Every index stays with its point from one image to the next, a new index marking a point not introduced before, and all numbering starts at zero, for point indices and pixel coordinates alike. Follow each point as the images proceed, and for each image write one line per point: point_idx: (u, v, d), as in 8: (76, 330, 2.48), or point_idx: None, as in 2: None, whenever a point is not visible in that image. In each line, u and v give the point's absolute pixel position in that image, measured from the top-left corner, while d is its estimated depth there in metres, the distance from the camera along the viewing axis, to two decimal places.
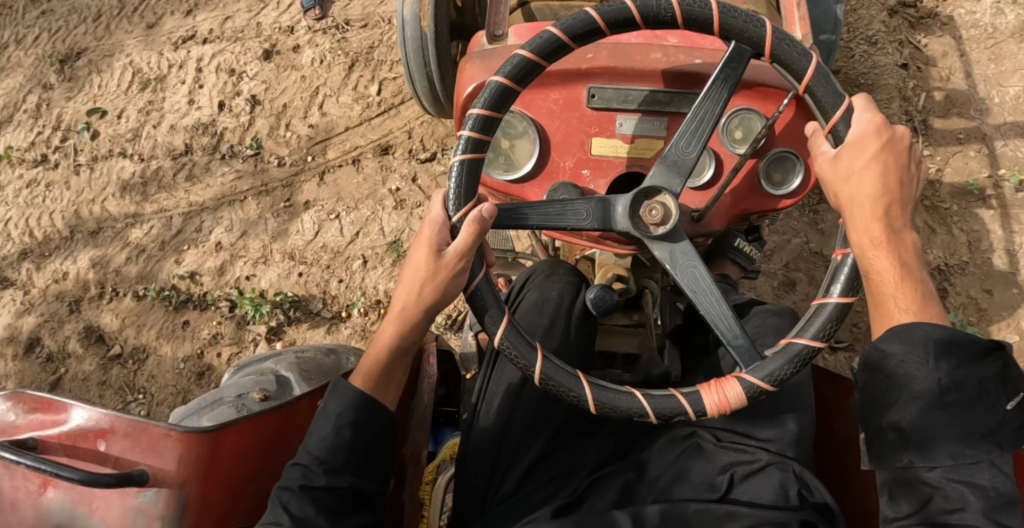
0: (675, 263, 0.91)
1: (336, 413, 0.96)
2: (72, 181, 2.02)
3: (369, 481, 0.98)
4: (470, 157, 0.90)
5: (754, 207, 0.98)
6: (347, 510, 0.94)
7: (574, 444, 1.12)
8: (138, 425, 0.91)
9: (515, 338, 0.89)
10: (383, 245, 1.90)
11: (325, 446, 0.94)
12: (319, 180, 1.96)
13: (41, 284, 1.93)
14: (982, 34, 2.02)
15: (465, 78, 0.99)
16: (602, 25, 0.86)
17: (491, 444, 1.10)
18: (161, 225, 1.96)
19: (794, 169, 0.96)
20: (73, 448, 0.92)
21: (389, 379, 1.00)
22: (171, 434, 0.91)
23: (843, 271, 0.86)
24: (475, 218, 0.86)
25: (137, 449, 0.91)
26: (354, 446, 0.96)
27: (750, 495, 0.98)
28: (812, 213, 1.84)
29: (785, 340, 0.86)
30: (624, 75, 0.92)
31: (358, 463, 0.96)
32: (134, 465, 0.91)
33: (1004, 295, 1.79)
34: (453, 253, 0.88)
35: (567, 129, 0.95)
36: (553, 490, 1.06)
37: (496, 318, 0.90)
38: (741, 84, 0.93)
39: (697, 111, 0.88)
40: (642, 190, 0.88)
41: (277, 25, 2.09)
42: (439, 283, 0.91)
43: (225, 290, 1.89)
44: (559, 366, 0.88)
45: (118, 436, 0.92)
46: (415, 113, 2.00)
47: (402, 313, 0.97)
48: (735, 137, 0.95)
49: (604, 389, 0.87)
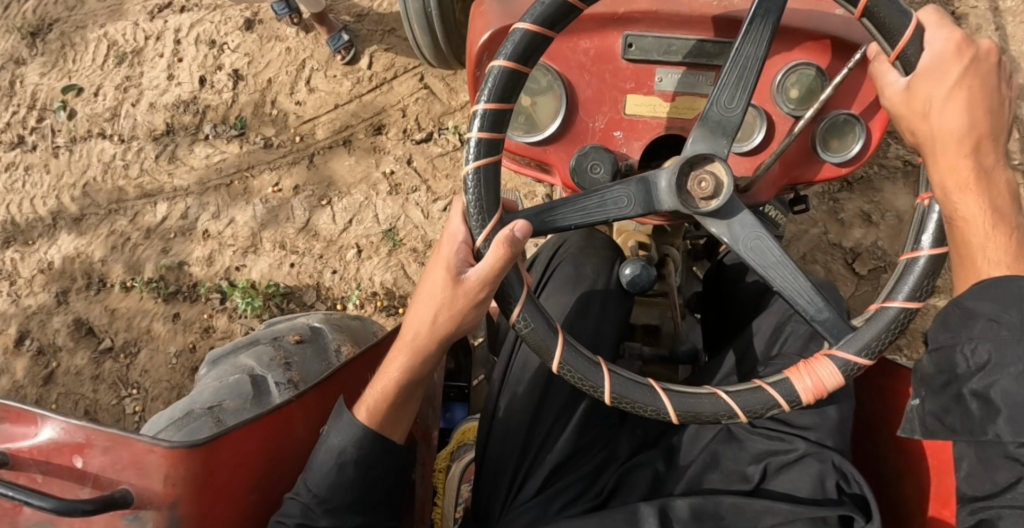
0: (735, 237, 0.82)
1: (340, 449, 0.88)
2: (51, 164, 1.90)
3: (373, 515, 0.92)
4: (490, 162, 0.79)
5: (805, 175, 0.89)
6: None
7: (604, 436, 1.02)
8: (118, 440, 0.81)
9: (575, 358, 0.79)
10: (378, 233, 1.79)
11: (326, 483, 0.87)
12: (308, 163, 1.84)
13: (27, 274, 1.82)
14: (1018, 6, 1.89)
15: (479, 25, 0.88)
16: None
17: (518, 441, 0.99)
18: (147, 212, 1.84)
19: (853, 134, 0.86)
20: (47, 464, 0.83)
21: (398, 413, 0.92)
22: (156, 449, 0.80)
23: (932, 218, 0.79)
24: (503, 240, 0.75)
25: (119, 465, 0.81)
26: (363, 482, 0.89)
27: (787, 487, 0.88)
28: (831, 201, 1.66)
29: (876, 305, 0.79)
30: (668, 21, 0.80)
31: (365, 497, 0.90)
32: (116, 485, 0.81)
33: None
34: (477, 280, 0.77)
35: (599, 85, 0.85)
36: (583, 488, 0.97)
37: (552, 334, 0.79)
38: (801, 34, 0.82)
39: (734, 54, 0.77)
40: (686, 159, 0.77)
41: None
42: (457, 311, 0.82)
43: (215, 281, 1.78)
44: (628, 379, 0.78)
45: (96, 451, 0.82)
46: (409, 89, 1.87)
47: (412, 342, 0.87)
48: (790, 96, 0.84)
49: (687, 396, 0.78)
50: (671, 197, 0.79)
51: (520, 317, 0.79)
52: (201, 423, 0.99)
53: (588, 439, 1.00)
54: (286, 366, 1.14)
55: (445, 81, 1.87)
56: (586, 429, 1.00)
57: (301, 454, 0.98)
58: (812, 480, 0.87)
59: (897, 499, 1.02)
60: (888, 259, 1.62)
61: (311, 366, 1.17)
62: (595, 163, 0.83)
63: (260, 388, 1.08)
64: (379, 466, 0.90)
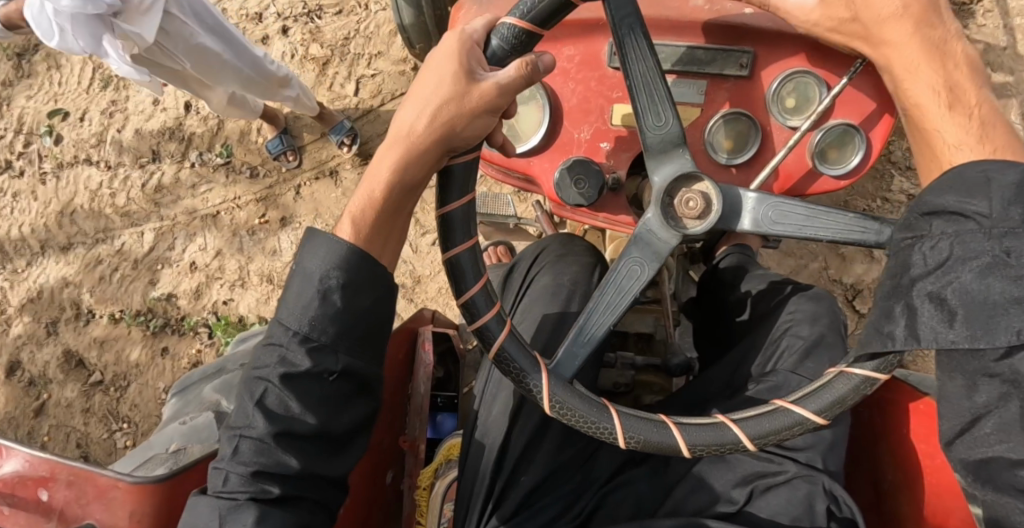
0: (759, 223, 0.74)
1: (319, 276, 0.71)
2: (39, 191, 1.86)
3: (370, 362, 0.75)
4: (508, 328, 0.74)
5: (803, 189, 0.83)
6: (342, 402, 0.73)
7: (587, 452, 0.93)
8: (82, 473, 0.75)
9: (696, 434, 0.71)
10: None
11: (308, 318, 0.71)
12: (295, 193, 1.80)
13: (17, 303, 1.80)
14: None
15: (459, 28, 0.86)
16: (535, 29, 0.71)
17: (492, 464, 0.91)
18: (134, 241, 1.81)
19: (853, 145, 0.81)
20: (14, 498, 0.77)
21: (383, 233, 0.75)
22: (119, 484, 0.73)
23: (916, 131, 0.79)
24: (528, 61, 0.69)
25: (82, 500, 0.74)
26: (362, 319, 0.72)
27: (773, 510, 0.82)
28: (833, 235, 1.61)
29: None
30: (653, 26, 0.79)
31: (355, 339, 0.72)
32: (80, 520, 0.73)
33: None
34: (495, 85, 0.70)
35: (584, 92, 0.82)
36: (563, 508, 0.89)
37: (665, 430, 0.71)
38: (799, 41, 0.79)
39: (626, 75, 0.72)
40: (660, 193, 0.74)
41: (244, 11, 1.90)
42: (467, 113, 0.70)
43: (202, 315, 1.75)
44: (756, 419, 0.71)
45: (61, 485, 0.75)
46: None
47: (409, 143, 0.72)
48: (786, 106, 0.80)
49: (823, 400, 0.70)
50: (667, 231, 0.74)
51: (628, 436, 0.71)
52: (231, 376, 1.10)
53: (568, 456, 0.91)
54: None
55: None
56: (568, 444, 0.92)
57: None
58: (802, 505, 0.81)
59: (888, 514, 0.96)
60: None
61: None
62: (580, 177, 0.79)
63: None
64: (381, 301, 0.74)
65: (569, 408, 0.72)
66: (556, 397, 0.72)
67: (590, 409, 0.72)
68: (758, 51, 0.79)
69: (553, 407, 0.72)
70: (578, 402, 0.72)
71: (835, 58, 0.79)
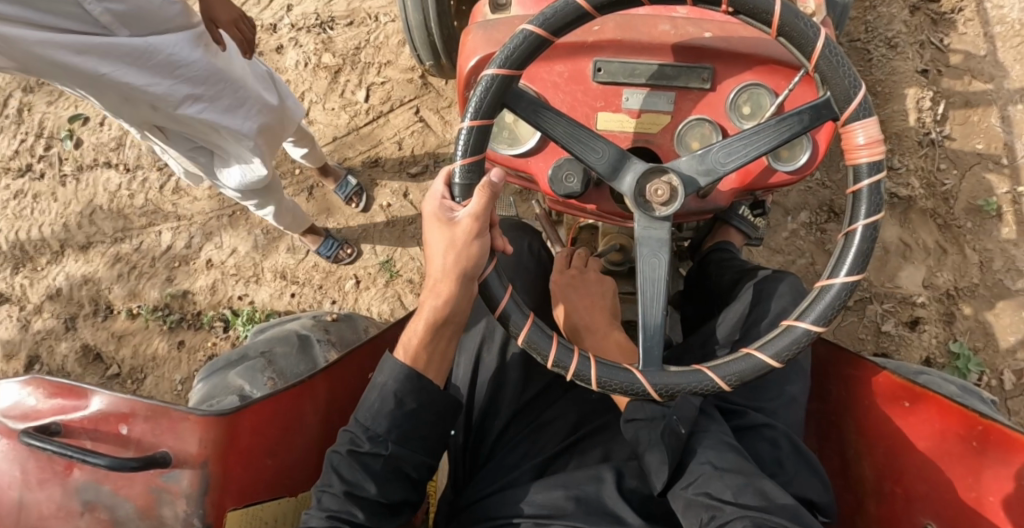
0: (710, 167, 0.84)
1: (381, 386, 0.85)
2: (58, 192, 2.00)
3: (416, 452, 0.86)
4: (595, 358, 0.81)
5: (761, 183, 0.97)
6: (391, 477, 0.84)
7: (549, 397, 1.07)
8: (158, 409, 0.89)
9: (773, 345, 0.81)
10: (375, 264, 1.90)
11: (376, 415, 0.83)
12: (307, 195, 1.95)
13: (36, 300, 1.93)
14: (1009, 31, 1.85)
15: (467, 50, 0.94)
16: (505, 72, 0.81)
17: (464, 408, 1.07)
18: (151, 240, 1.95)
19: (801, 145, 0.95)
20: (95, 432, 0.88)
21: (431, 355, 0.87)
22: (190, 417, 0.88)
23: (852, 249, 0.82)
24: (484, 186, 0.78)
25: (158, 432, 0.88)
26: (416, 417, 0.85)
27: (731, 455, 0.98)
28: (819, 232, 1.73)
29: (844, 130, 0.82)
30: (630, 48, 0.91)
31: (407, 427, 0.84)
32: (155, 448, 0.88)
33: (1012, 317, 1.70)
34: (469, 218, 0.80)
35: (572, 102, 0.94)
36: (530, 446, 1.03)
37: (748, 358, 0.81)
38: (751, 60, 0.92)
39: (550, 139, 0.86)
40: (633, 195, 0.84)
41: (259, 22, 2.05)
42: (463, 252, 0.81)
43: (218, 310, 1.90)
44: (816, 310, 0.81)
45: (139, 419, 0.88)
46: (405, 121, 1.97)
47: (433, 288, 0.84)
48: (743, 113, 0.93)
49: (850, 260, 0.81)
50: (654, 221, 0.84)
51: (727, 378, 0.80)
52: (254, 363, 1.20)
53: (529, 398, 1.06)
54: (325, 330, 1.32)
55: (440, 114, 1.97)
56: (527, 387, 1.06)
57: (316, 423, 1.00)
58: (768, 450, 0.96)
59: (852, 481, 1.11)
60: (873, 291, 1.73)
61: (346, 334, 1.35)
62: (569, 173, 0.93)
63: (304, 342, 1.26)
64: (432, 402, 0.86)
65: (675, 388, 0.81)
66: (659, 385, 0.81)
67: (686, 377, 0.81)
68: (716, 68, 0.92)
69: (661, 393, 0.81)
70: (676, 378, 0.81)
71: (782, 74, 0.92)
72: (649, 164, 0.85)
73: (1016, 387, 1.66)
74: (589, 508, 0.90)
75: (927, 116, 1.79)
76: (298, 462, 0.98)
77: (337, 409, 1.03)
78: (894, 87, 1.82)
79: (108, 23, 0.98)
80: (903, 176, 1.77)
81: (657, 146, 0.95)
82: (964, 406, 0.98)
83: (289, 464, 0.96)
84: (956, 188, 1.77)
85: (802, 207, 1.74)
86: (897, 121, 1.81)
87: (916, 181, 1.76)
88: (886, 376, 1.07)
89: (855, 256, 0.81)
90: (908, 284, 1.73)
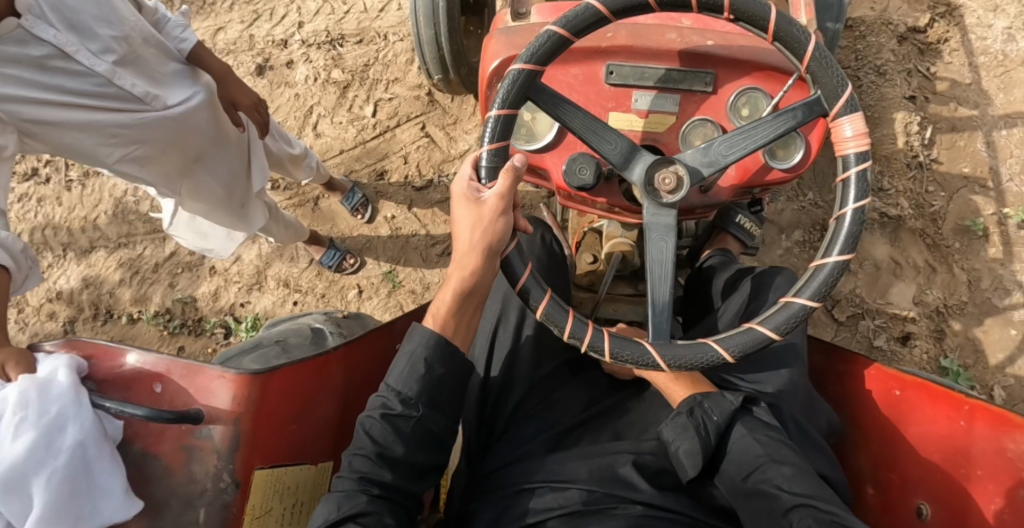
0: (712, 160, 0.92)
1: (411, 353, 0.92)
2: (64, 197, 2.07)
3: (442, 417, 0.92)
4: (608, 332, 0.88)
5: (758, 179, 1.06)
6: (420, 443, 0.90)
7: (559, 380, 1.12)
8: (193, 368, 0.92)
9: (773, 320, 0.88)
10: (379, 275, 1.96)
11: (408, 380, 0.90)
12: (313, 206, 2.02)
13: (35, 303, 1.99)
14: (992, 61, 1.96)
15: (490, 52, 1.03)
16: (531, 67, 0.89)
17: (480, 386, 1.13)
18: (155, 246, 2.01)
19: (794, 143, 1.03)
20: (129, 391, 0.90)
21: (458, 324, 0.94)
22: (225, 376, 0.91)
23: (841, 233, 0.89)
24: (508, 169, 0.87)
25: (191, 391, 0.91)
26: (443, 383, 0.92)
27: None
28: (811, 249, 1.81)
29: (833, 123, 0.90)
30: (640, 54, 1.00)
31: (434, 393, 0.91)
32: (189, 406, 0.90)
33: (1000, 334, 1.77)
34: (496, 197, 0.88)
35: (586, 102, 1.02)
36: (543, 422, 1.09)
37: (750, 331, 0.88)
38: (750, 66, 1.00)
39: (567, 128, 0.93)
40: (643, 184, 0.91)
41: (270, 38, 2.15)
42: (488, 227, 0.89)
43: (220, 317, 1.95)
44: (810, 285, 0.89)
45: (173, 379, 0.91)
46: (411, 137, 2.04)
47: (460, 259, 0.91)
48: (742, 114, 1.01)
49: (841, 241, 0.89)
50: (660, 208, 0.92)
51: (730, 351, 0.87)
52: (269, 350, 1.23)
53: (544, 379, 1.13)
54: (337, 326, 1.37)
55: (445, 130, 2.04)
56: (539, 366, 1.12)
57: (332, 397, 1.06)
58: None
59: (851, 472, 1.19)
60: (865, 307, 1.81)
61: (357, 331, 1.40)
62: (582, 166, 1.00)
63: (317, 334, 1.31)
64: (458, 370, 0.93)
65: (680, 361, 0.87)
66: (668, 357, 0.87)
67: (692, 349, 0.88)
68: (718, 73, 1.01)
69: (670, 365, 0.87)
70: (682, 350, 0.88)
71: (777, 79, 1.01)
72: (659, 156, 0.93)
73: (1006, 403, 1.73)
74: (601, 479, 0.98)
75: (915, 139, 1.89)
76: (318, 433, 1.04)
77: (354, 391, 1.10)
78: (882, 111, 1.91)
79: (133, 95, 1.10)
80: (892, 197, 1.86)
81: (663, 145, 1.03)
82: (952, 390, 1.05)
83: (307, 434, 1.02)
84: (944, 209, 1.85)
85: (797, 226, 1.82)
86: (887, 144, 1.90)
87: (906, 202, 1.85)
88: (877, 368, 1.14)
89: (844, 238, 0.89)
90: (898, 300, 1.81)
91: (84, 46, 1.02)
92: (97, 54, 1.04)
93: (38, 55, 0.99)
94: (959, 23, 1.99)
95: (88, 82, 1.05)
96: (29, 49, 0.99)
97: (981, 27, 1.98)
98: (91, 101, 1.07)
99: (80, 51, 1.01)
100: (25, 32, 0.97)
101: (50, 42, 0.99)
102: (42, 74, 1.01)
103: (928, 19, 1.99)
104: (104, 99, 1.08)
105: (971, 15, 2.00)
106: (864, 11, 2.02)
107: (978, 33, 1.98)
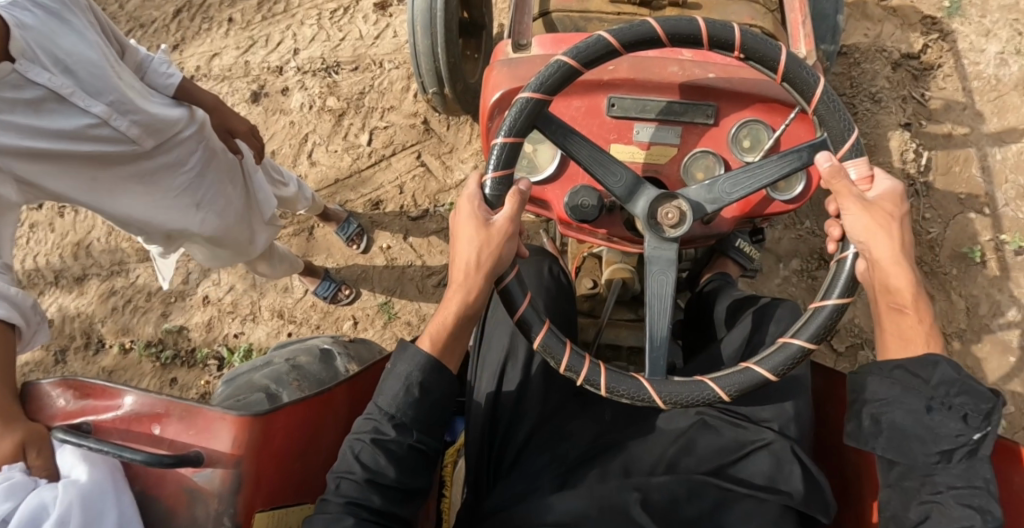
0: (717, 196, 0.92)
1: (404, 374, 0.90)
2: (55, 223, 2.05)
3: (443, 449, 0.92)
4: (605, 367, 0.87)
5: (761, 210, 1.05)
6: (411, 467, 0.90)
7: (569, 412, 1.12)
8: (193, 409, 0.90)
9: (770, 361, 0.87)
10: (374, 306, 1.94)
11: (395, 401, 0.89)
12: (308, 235, 2.00)
13: None
14: (985, 86, 1.98)
15: (492, 84, 1.03)
16: (540, 96, 0.89)
17: (485, 418, 1.11)
18: (148, 274, 1.99)
19: (796, 178, 1.03)
20: (128, 432, 0.88)
21: (454, 347, 0.93)
22: (227, 417, 0.89)
23: (842, 274, 0.90)
24: (514, 193, 0.89)
25: (191, 431, 0.89)
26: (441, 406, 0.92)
27: (745, 471, 1.00)
28: (809, 278, 1.81)
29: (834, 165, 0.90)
30: (642, 87, 1.00)
31: (427, 413, 0.91)
32: (189, 449, 0.88)
33: (1000, 361, 1.76)
34: (505, 221, 0.88)
35: (589, 133, 1.03)
36: (551, 457, 1.07)
37: (748, 370, 0.87)
38: (753, 99, 1.00)
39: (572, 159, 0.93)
40: (645, 218, 0.91)
41: (265, 64, 2.16)
42: (495, 248, 0.88)
43: (213, 348, 1.92)
44: (811, 323, 0.88)
45: (172, 420, 0.89)
46: (406, 166, 2.04)
47: (464, 280, 0.90)
48: (743, 146, 1.01)
49: (841, 284, 0.89)
50: (663, 241, 0.91)
51: (727, 389, 0.86)
52: (279, 367, 1.22)
53: (551, 411, 1.12)
54: (346, 346, 1.34)
55: (441, 159, 2.03)
56: (548, 398, 1.12)
57: (335, 430, 1.04)
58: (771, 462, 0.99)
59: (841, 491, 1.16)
60: (865, 337, 1.79)
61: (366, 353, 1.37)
62: (584, 198, 1.00)
63: (326, 354, 1.28)
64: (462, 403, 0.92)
65: (675, 395, 0.86)
66: (664, 392, 0.86)
67: (689, 385, 0.87)
68: (720, 105, 1.01)
69: (667, 401, 0.86)
70: (680, 387, 0.87)
71: (777, 111, 1.01)
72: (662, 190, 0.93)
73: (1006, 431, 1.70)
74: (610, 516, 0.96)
75: (910, 165, 1.90)
76: (320, 467, 1.02)
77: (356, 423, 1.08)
78: (877, 136, 1.93)
79: (136, 135, 1.08)
80: None
81: (665, 177, 1.03)
82: None
83: (311, 470, 1.00)
84: (941, 235, 1.86)
85: (794, 254, 1.82)
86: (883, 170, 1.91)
87: None
88: None
89: (844, 279, 0.89)
90: None
91: (79, 87, 1.00)
92: (93, 95, 1.02)
93: (31, 98, 0.97)
94: (952, 49, 2.02)
95: (85, 123, 1.02)
96: (21, 93, 0.95)
97: (973, 53, 2.01)
98: (87, 143, 1.05)
99: (76, 93, 1.00)
100: (19, 76, 0.94)
101: (45, 85, 0.96)
102: (38, 118, 0.99)
103: (922, 44, 2.02)
104: (102, 140, 1.06)
105: (964, 41, 2.03)
106: (858, 38, 2.04)
107: (971, 58, 2.01)
